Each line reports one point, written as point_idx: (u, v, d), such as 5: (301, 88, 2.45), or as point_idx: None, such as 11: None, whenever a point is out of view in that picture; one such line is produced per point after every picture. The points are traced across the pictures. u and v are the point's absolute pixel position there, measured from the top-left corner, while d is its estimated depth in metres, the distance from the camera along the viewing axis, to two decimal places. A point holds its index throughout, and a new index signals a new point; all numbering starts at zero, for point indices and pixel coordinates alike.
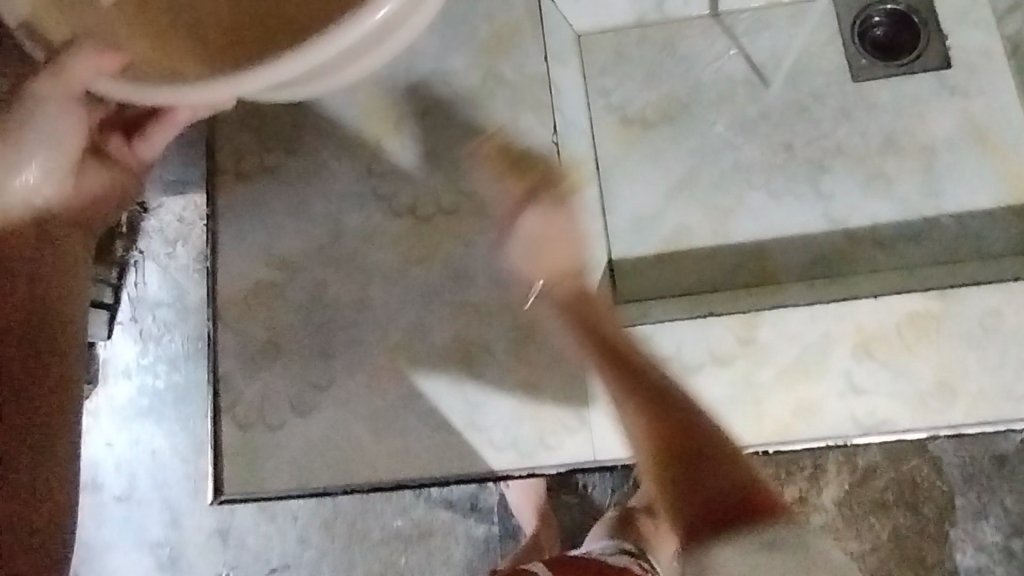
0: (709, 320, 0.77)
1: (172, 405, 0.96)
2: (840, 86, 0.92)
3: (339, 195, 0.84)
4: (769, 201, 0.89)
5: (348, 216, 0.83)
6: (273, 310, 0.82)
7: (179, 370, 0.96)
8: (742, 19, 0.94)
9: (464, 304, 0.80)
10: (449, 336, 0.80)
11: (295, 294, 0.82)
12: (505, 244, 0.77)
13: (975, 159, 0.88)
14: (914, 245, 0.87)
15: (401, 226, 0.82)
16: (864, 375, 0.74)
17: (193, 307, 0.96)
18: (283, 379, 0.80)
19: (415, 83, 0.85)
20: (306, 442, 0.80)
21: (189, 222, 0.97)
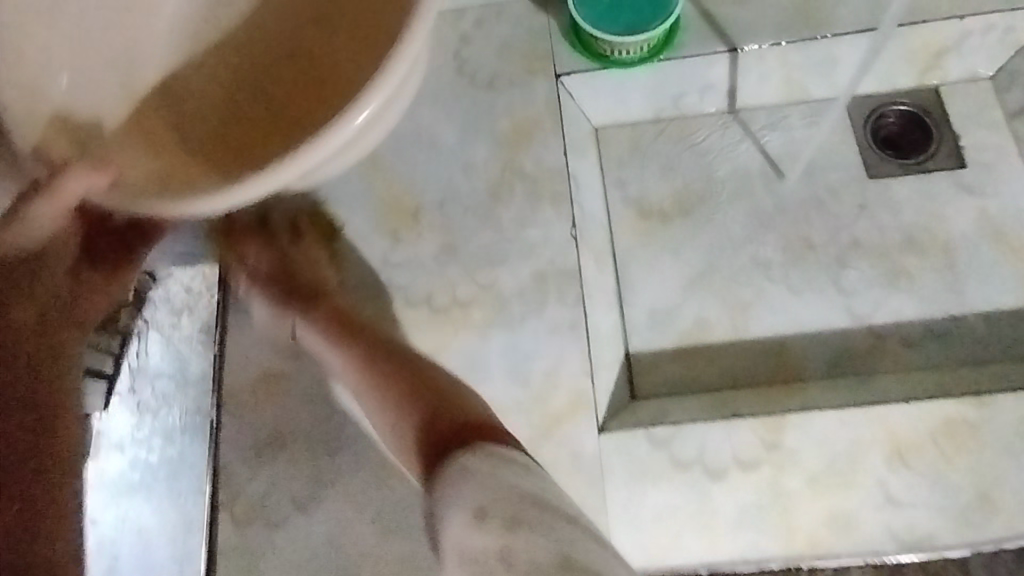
0: (734, 421, 0.73)
1: (167, 483, 0.77)
2: (858, 183, 0.92)
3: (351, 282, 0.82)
4: (790, 296, 0.87)
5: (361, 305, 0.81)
6: (280, 400, 0.80)
7: (176, 445, 0.78)
8: (758, 116, 0.95)
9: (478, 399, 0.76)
10: None
11: (305, 384, 0.80)
12: (526, 343, 0.78)
13: (997, 258, 0.87)
14: (940, 344, 0.85)
15: (415, 316, 0.80)
16: (899, 486, 0.70)
17: (201, 378, 0.80)
18: (287, 474, 0.77)
19: (435, 173, 0.86)
20: (308, 542, 0.76)
21: (199, 293, 0.81)
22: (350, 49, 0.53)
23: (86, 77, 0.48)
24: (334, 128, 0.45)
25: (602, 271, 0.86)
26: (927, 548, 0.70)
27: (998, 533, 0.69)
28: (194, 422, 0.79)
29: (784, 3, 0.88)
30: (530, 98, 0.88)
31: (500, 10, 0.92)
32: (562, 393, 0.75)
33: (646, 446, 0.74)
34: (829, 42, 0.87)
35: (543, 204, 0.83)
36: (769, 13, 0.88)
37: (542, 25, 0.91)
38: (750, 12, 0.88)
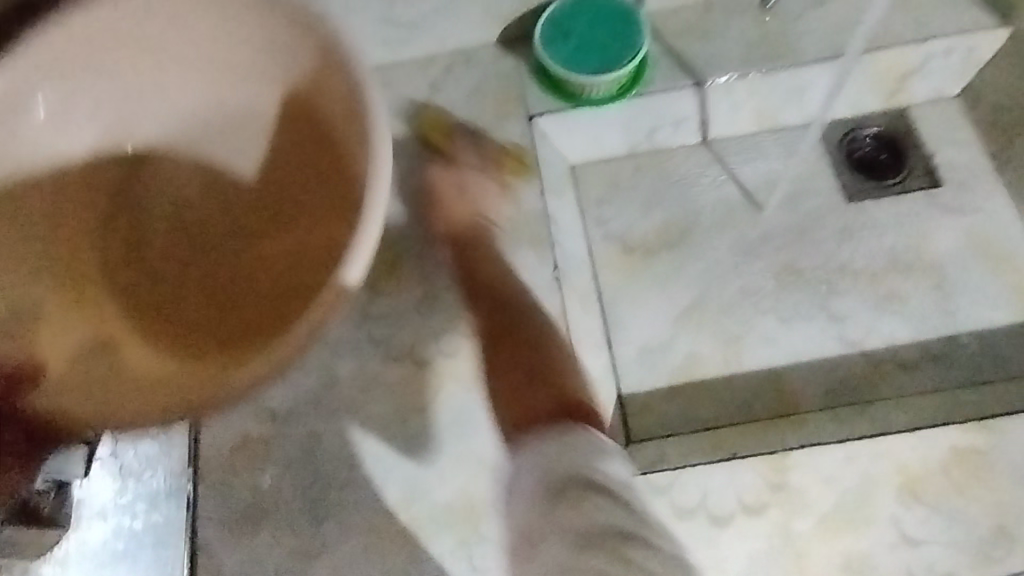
0: (737, 462, 0.72)
1: (151, 549, 0.75)
2: (839, 207, 0.91)
3: (332, 341, 0.80)
4: (781, 326, 0.86)
5: (341, 363, 0.79)
6: (260, 469, 0.76)
7: (159, 508, 0.76)
8: (733, 146, 0.95)
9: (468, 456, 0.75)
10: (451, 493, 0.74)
11: (285, 450, 0.76)
12: None
13: (984, 274, 0.86)
14: (937, 366, 0.83)
15: (400, 371, 0.78)
16: (914, 523, 0.69)
17: (182, 438, 0.77)
18: (270, 548, 0.73)
19: (410, 223, 0.84)
20: None
21: None
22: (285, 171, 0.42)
23: None
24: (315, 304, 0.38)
25: (588, 312, 0.84)
26: None
27: (1013, 565, 0.68)
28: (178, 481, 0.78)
29: (749, 34, 0.88)
30: (503, 142, 0.87)
31: (468, 57, 0.91)
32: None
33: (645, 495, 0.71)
34: (797, 71, 0.87)
35: (522, 249, 0.81)
36: (735, 45, 0.87)
37: (510, 68, 0.90)
38: (716, 45, 0.88)
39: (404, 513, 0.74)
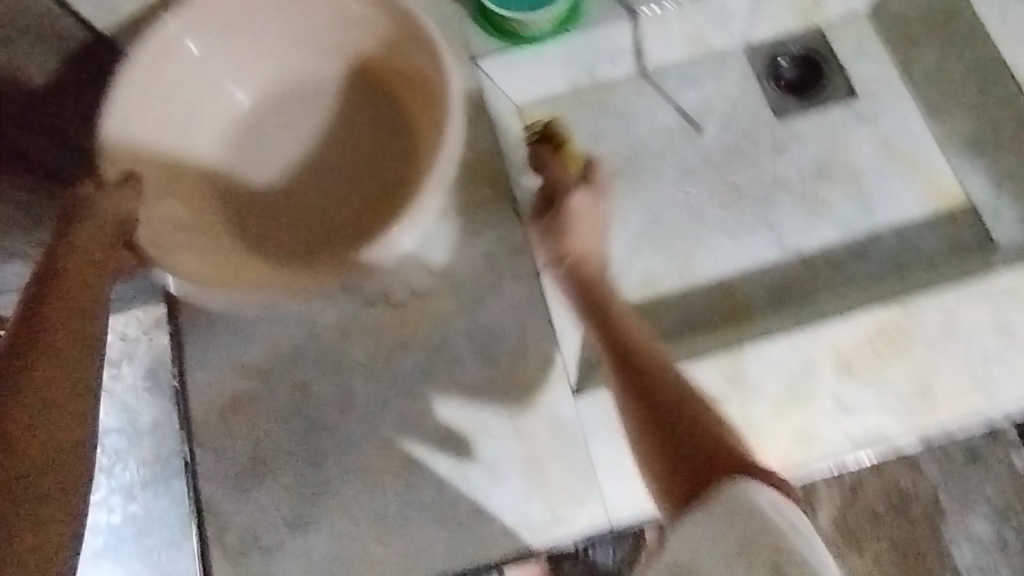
0: (697, 363, 0.77)
1: (134, 540, 0.77)
2: (768, 125, 0.98)
3: (370, 110, 0.79)
4: (727, 240, 0.92)
5: (300, 124, 0.79)
6: (309, 239, 0.76)
7: (136, 499, 0.78)
8: (669, 75, 0.99)
9: (375, 134, 0.78)
10: (386, 172, 0.77)
11: (308, 224, 0.76)
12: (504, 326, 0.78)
13: (896, 175, 0.95)
14: (862, 260, 0.92)
15: (354, 102, 0.79)
16: (850, 393, 0.76)
17: (146, 430, 0.80)
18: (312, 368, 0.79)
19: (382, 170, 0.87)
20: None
21: (135, 338, 0.82)
22: (351, 125, 0.79)
23: (271, 159, 0.78)
24: (364, 172, 0.78)
25: None
26: (882, 444, 0.76)
27: (940, 419, 0.76)
28: (155, 472, 0.79)
29: None
30: None
31: None
32: (533, 366, 0.77)
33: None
34: None
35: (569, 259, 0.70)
36: None
37: (444, 9, 0.90)
38: None
39: (386, 200, 0.76)
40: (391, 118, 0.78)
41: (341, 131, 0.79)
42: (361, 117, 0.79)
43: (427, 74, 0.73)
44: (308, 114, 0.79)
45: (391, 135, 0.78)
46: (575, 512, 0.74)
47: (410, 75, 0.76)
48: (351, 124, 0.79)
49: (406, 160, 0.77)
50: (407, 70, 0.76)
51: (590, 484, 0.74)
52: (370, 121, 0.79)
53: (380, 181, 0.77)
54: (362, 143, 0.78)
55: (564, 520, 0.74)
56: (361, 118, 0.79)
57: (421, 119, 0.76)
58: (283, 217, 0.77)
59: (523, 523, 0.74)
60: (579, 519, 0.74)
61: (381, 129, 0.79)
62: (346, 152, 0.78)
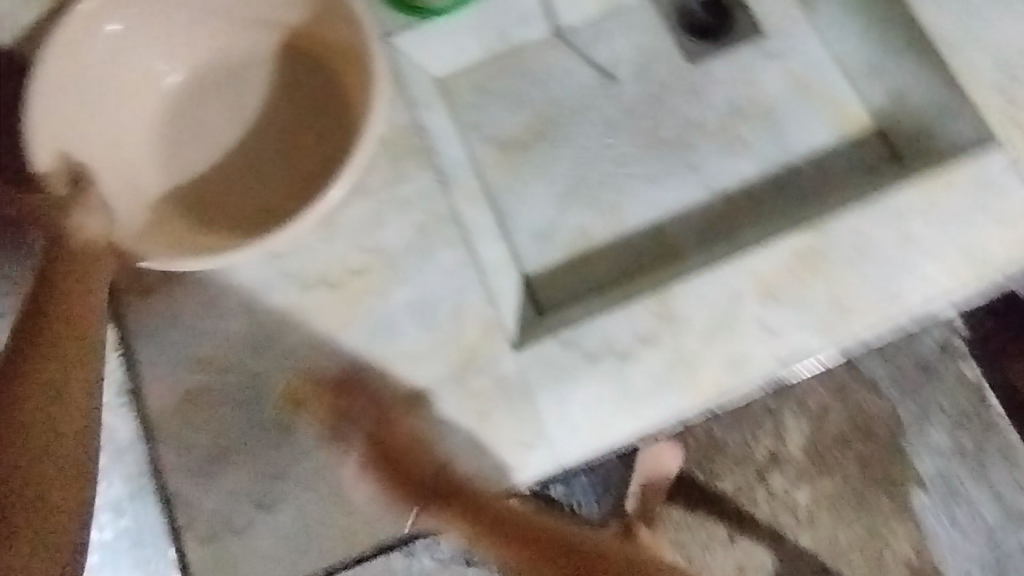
0: (629, 306, 0.80)
1: (130, 551, 0.92)
2: (682, 71, 1.01)
3: (298, 80, 0.85)
4: (652, 186, 0.96)
5: (233, 98, 0.85)
6: (255, 204, 0.83)
7: (126, 513, 0.92)
8: (582, 33, 1.02)
9: (303, 103, 0.85)
10: (316, 135, 0.84)
11: (248, 191, 0.83)
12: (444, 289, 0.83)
13: (806, 107, 0.99)
14: (781, 191, 0.96)
15: (281, 75, 0.86)
16: (773, 316, 0.81)
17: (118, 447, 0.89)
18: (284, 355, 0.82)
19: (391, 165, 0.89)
20: (266, 552, 0.78)
21: None
22: (281, 96, 0.85)
23: (208, 133, 0.84)
24: (297, 136, 0.84)
25: (479, 207, 0.90)
26: (807, 359, 0.81)
27: (856, 330, 0.81)
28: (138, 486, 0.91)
29: None
30: None
31: None
32: (473, 326, 0.81)
33: (579, 355, 0.79)
34: None
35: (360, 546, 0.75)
36: None
37: None
38: None
39: (319, 162, 0.83)
40: (317, 90, 0.85)
41: (279, 104, 0.85)
42: (289, 87, 0.85)
43: (346, 40, 0.80)
44: (242, 88, 0.85)
45: (319, 101, 0.85)
46: (527, 458, 0.78)
47: (333, 45, 0.83)
48: (285, 98, 0.85)
49: (334, 122, 0.84)
50: (331, 41, 0.83)
51: (539, 430, 0.78)
52: (301, 89, 0.85)
53: (313, 141, 0.84)
54: (292, 111, 0.85)
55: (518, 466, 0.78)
56: (289, 86, 0.85)
57: (345, 82, 0.83)
58: (226, 185, 0.83)
59: (477, 477, 0.77)
60: (532, 464, 0.78)
61: (312, 97, 0.85)
62: (278, 119, 0.85)
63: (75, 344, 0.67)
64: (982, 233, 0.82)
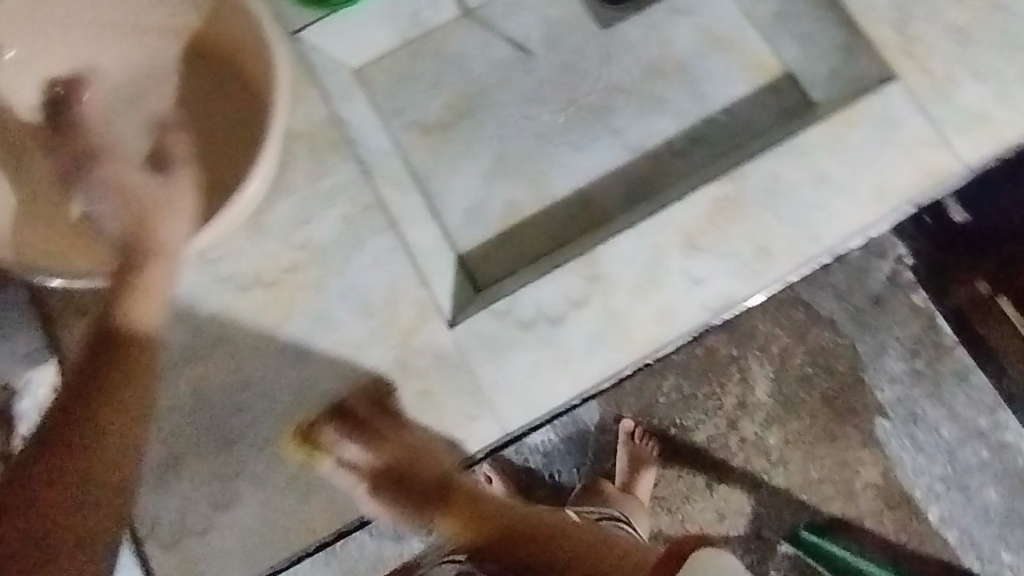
0: (556, 272, 0.82)
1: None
2: (595, 37, 1.01)
3: (205, 84, 0.87)
4: (575, 154, 0.98)
5: (144, 109, 0.86)
6: None
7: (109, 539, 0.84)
8: (493, 8, 1.02)
9: (212, 106, 0.86)
10: (228, 134, 0.86)
11: None
12: (378, 273, 0.85)
13: (719, 60, 1.01)
14: (701, 145, 0.98)
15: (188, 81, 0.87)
16: (698, 266, 0.82)
17: None
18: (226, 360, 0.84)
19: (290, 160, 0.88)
20: (227, 549, 0.80)
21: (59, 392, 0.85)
22: (188, 102, 0.87)
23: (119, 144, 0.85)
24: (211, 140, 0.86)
25: (406, 193, 0.91)
26: (734, 304, 0.83)
27: (778, 272, 0.84)
28: None
29: None
30: None
31: None
32: (407, 308, 0.84)
33: (512, 325, 0.81)
34: None
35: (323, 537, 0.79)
36: None
37: None
38: None
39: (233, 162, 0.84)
40: (226, 91, 0.86)
41: (188, 110, 0.87)
42: (194, 94, 0.87)
43: (244, 38, 0.82)
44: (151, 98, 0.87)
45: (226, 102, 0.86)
46: (470, 431, 0.81)
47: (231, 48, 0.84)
48: (194, 103, 0.87)
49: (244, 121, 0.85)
50: (232, 41, 0.84)
51: (482, 400, 0.81)
52: (209, 92, 0.86)
53: (226, 141, 0.86)
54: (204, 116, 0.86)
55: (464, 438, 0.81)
56: (197, 92, 0.87)
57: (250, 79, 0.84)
58: None
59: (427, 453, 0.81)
60: (477, 434, 0.81)
61: (221, 98, 0.86)
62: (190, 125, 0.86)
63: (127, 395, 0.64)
64: (889, 164, 0.85)
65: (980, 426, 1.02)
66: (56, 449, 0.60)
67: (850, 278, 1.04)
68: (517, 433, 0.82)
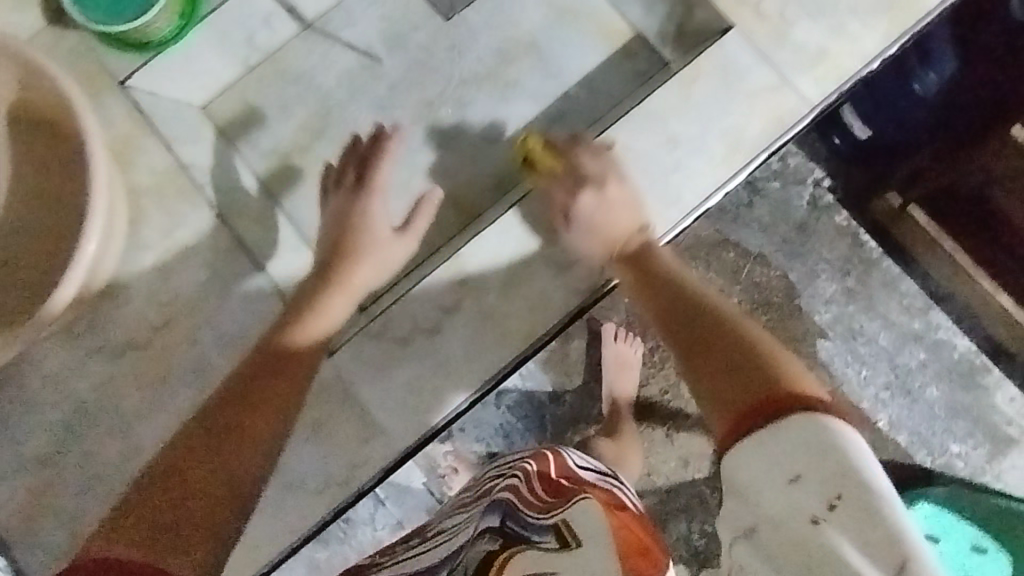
0: (425, 284, 0.82)
1: None
2: (439, 30, 0.98)
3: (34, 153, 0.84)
4: (436, 154, 0.96)
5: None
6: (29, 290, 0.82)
7: None
8: (329, 16, 0.97)
9: (44, 171, 0.83)
10: (66, 201, 0.82)
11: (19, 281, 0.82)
12: (253, 310, 0.85)
13: (571, 31, 0.97)
14: (563, 123, 0.97)
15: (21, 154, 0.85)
16: (562, 251, 0.83)
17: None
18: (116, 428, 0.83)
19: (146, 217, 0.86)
20: None
21: None
22: (20, 174, 0.84)
23: None
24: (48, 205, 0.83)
25: (268, 226, 0.88)
26: (605, 281, 0.84)
27: None
28: None
29: None
30: (109, 117, 0.87)
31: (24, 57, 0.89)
32: None
33: (389, 343, 0.82)
34: None
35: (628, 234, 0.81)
36: None
37: (71, 45, 0.88)
38: None
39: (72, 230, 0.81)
40: (51, 152, 0.83)
41: (23, 182, 0.84)
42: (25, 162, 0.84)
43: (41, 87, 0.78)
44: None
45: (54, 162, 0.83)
46: (368, 454, 0.82)
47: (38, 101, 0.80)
48: (26, 173, 0.84)
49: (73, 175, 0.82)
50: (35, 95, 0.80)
51: (371, 422, 0.81)
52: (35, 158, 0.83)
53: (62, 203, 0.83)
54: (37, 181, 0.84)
55: (365, 460, 0.82)
56: (28, 160, 0.84)
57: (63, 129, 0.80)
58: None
59: (327, 483, 0.81)
60: (373, 456, 0.81)
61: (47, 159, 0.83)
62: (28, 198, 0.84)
63: (254, 434, 0.63)
64: (738, 113, 0.85)
65: (915, 329, 1.12)
66: (194, 455, 0.60)
67: (775, 211, 1.13)
68: (413, 447, 0.82)
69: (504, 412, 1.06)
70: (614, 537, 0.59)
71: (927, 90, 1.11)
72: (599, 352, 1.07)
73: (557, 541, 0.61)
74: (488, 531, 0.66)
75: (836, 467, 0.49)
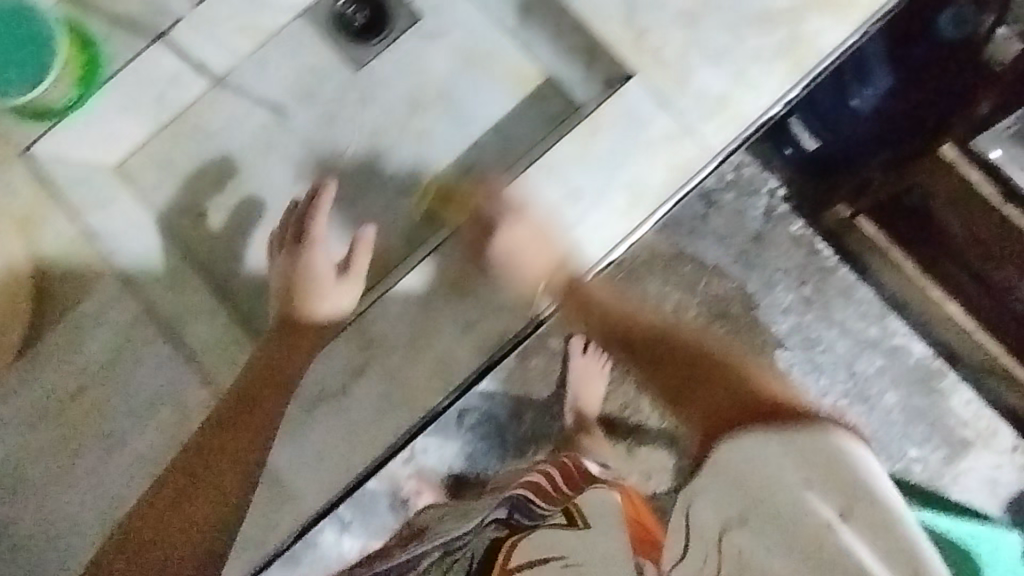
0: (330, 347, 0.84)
1: None
2: (349, 83, 1.01)
3: None
4: (347, 208, 0.96)
5: None
6: None
7: None
8: (239, 71, 0.99)
9: None
10: None
11: None
12: (159, 377, 0.85)
13: (479, 79, 0.99)
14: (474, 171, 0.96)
15: None
16: (464, 310, 0.84)
17: None
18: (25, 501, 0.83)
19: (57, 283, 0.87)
20: None
21: None
22: None
23: None
24: None
25: (178, 289, 0.89)
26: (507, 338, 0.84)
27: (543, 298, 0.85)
28: None
29: None
30: (11, 190, 0.88)
31: None
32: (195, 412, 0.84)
33: (297, 408, 0.83)
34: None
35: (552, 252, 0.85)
36: None
37: None
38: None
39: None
40: None
41: None
42: None
43: None
44: None
45: None
46: (279, 518, 0.82)
47: None
48: None
49: None
50: None
51: (281, 488, 0.82)
52: None
53: None
54: None
55: (275, 524, 0.82)
56: None
57: None
58: None
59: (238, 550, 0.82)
60: (284, 520, 0.82)
61: None
62: None
63: (233, 466, 0.80)
64: (639, 165, 0.85)
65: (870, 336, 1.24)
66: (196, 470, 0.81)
67: (730, 222, 1.26)
68: (320, 510, 0.83)
69: (464, 430, 1.18)
70: (627, 526, 0.86)
71: (865, 105, 1.04)
72: (566, 366, 1.18)
73: (566, 521, 0.90)
74: (495, 522, 1.04)
75: (835, 474, 0.73)
